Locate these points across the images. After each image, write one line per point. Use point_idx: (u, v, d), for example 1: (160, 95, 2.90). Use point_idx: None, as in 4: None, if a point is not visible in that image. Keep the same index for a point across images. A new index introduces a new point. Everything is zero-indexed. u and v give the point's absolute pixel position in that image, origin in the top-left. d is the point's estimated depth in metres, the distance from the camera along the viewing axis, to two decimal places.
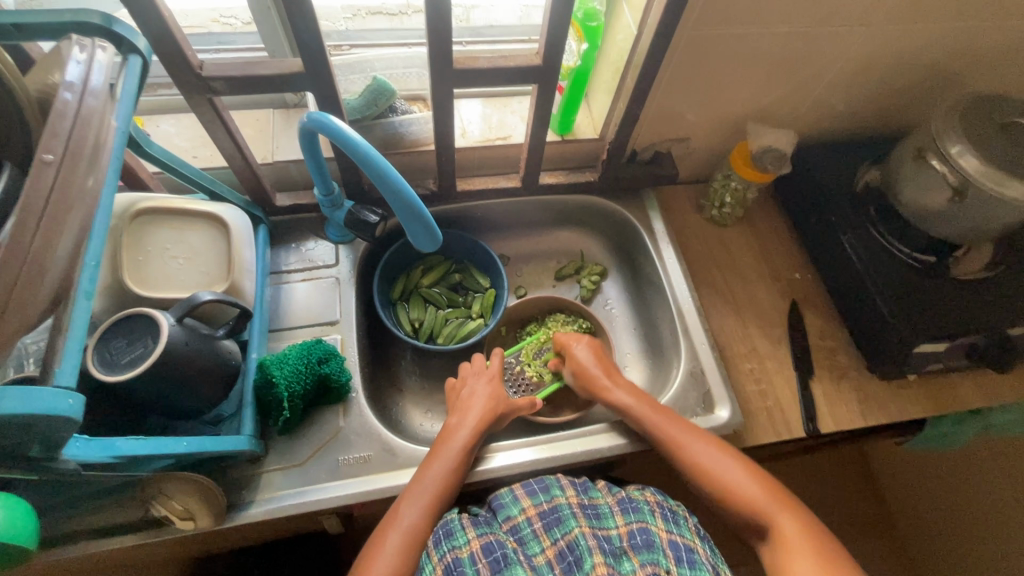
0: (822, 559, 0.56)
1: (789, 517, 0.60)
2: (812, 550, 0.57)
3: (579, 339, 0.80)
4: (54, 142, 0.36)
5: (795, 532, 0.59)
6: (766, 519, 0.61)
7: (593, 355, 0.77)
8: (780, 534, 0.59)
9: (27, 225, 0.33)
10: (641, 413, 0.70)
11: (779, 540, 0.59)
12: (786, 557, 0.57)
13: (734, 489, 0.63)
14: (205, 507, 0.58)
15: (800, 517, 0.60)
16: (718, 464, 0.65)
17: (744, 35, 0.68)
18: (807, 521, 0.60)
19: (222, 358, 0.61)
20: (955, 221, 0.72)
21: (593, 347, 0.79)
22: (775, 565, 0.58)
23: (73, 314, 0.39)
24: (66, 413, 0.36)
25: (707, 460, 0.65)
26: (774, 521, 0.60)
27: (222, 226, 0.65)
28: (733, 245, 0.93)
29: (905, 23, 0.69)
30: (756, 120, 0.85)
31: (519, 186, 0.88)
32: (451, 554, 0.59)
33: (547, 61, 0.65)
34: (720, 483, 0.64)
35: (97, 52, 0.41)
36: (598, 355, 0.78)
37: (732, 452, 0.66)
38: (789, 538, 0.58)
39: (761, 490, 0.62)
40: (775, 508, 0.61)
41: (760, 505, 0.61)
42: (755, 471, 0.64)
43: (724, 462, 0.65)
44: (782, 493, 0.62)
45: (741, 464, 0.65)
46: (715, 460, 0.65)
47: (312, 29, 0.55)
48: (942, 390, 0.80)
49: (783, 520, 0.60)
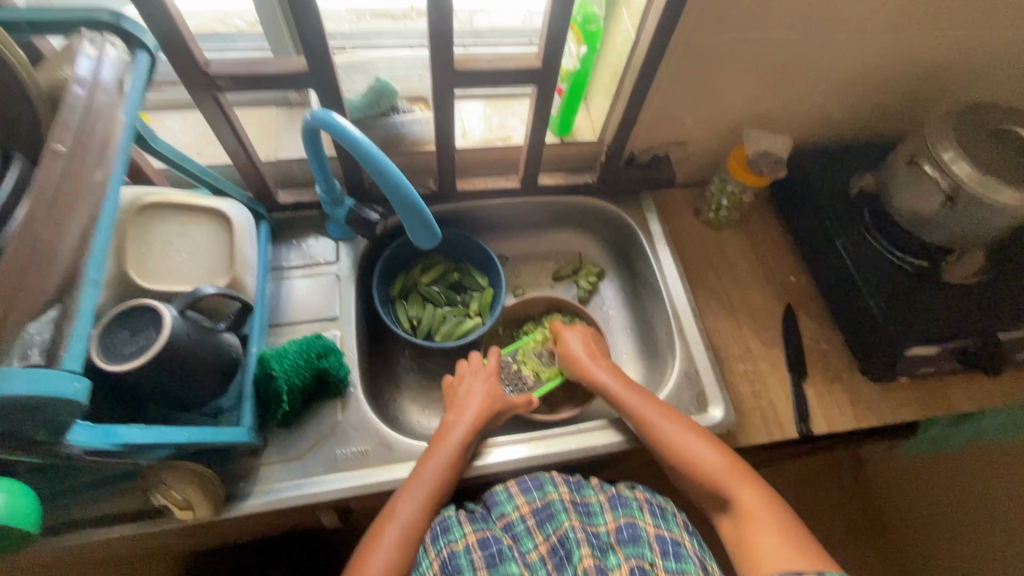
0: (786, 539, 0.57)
1: (754, 495, 0.61)
2: (776, 528, 0.58)
3: (572, 328, 0.81)
4: (65, 132, 0.37)
5: (761, 513, 0.60)
6: (730, 495, 0.62)
7: (584, 343, 0.79)
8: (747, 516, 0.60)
9: (38, 212, 0.34)
10: (618, 397, 0.71)
11: (745, 519, 0.60)
12: (749, 533, 0.59)
13: (702, 470, 0.63)
14: (203, 496, 0.59)
15: (766, 496, 0.61)
16: (688, 443, 0.65)
17: (740, 40, 0.69)
18: (772, 498, 0.61)
19: (222, 351, 0.62)
20: (946, 227, 0.73)
21: (586, 336, 0.80)
22: (738, 539, 0.60)
23: (80, 302, 0.40)
24: (72, 397, 0.37)
25: (677, 440, 0.65)
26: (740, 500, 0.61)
27: (225, 222, 0.66)
28: (730, 248, 0.94)
29: (899, 31, 0.70)
30: (752, 124, 0.86)
31: (518, 187, 0.89)
32: (447, 549, 0.60)
33: (546, 64, 0.66)
34: (689, 462, 0.64)
35: (108, 50, 0.44)
36: (589, 342, 0.79)
37: (703, 434, 0.66)
38: (753, 514, 0.60)
39: (728, 468, 0.63)
40: (742, 486, 0.62)
41: (725, 483, 0.62)
42: (724, 450, 0.65)
43: (692, 442, 0.65)
44: (749, 471, 0.63)
45: (711, 444, 0.65)
46: (684, 438, 0.65)
47: (316, 29, 0.56)
48: (934, 392, 0.81)
49: (746, 498, 0.61)
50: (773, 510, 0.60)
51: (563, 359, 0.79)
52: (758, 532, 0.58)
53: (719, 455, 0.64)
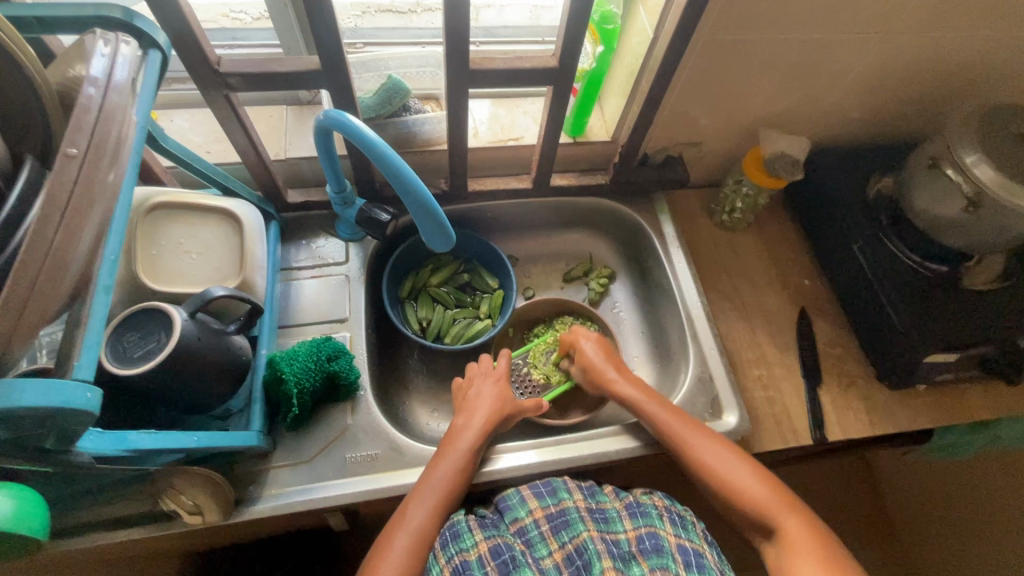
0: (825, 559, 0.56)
1: (793, 518, 0.60)
2: (817, 552, 0.57)
3: (589, 334, 0.80)
4: (78, 136, 0.36)
5: (799, 534, 0.59)
6: (769, 518, 0.61)
7: (601, 351, 0.78)
8: (785, 536, 0.59)
9: (50, 218, 0.33)
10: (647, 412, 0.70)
11: (783, 541, 0.59)
12: (790, 556, 0.58)
13: (738, 489, 0.63)
14: (213, 502, 0.59)
15: (807, 519, 0.60)
16: (725, 465, 0.64)
17: (760, 40, 0.68)
18: (816, 524, 0.60)
19: (232, 354, 0.61)
20: (968, 232, 0.72)
21: (600, 342, 0.79)
22: (779, 564, 0.59)
23: (92, 308, 0.39)
24: (84, 406, 0.36)
25: (712, 457, 0.65)
26: (778, 521, 0.60)
27: (234, 222, 0.65)
28: (743, 250, 0.93)
29: (922, 31, 0.69)
30: (769, 125, 0.85)
31: (529, 187, 0.88)
32: (459, 557, 0.59)
33: (562, 64, 0.65)
34: (728, 486, 0.63)
35: (121, 47, 0.42)
36: (606, 349, 0.78)
37: (738, 453, 0.66)
38: (794, 540, 0.58)
39: (768, 492, 0.62)
40: (781, 509, 0.61)
41: (761, 501, 0.62)
42: (760, 472, 0.64)
43: (728, 460, 0.65)
44: (787, 494, 0.62)
45: (749, 467, 0.64)
46: (717, 456, 0.65)
47: (330, 26, 0.55)
48: (951, 399, 0.79)
49: (787, 523, 0.60)
50: (811, 534, 0.59)
51: (580, 368, 0.78)
52: (798, 554, 0.57)
53: (761, 480, 0.63)
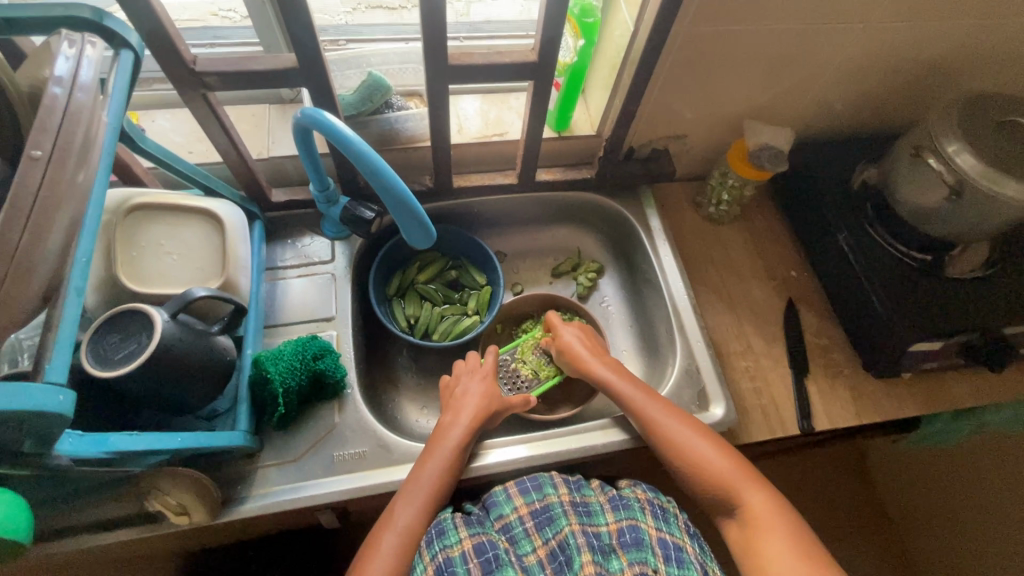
0: (791, 541, 0.57)
1: (761, 499, 0.61)
2: (783, 533, 0.58)
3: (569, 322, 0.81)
4: (43, 138, 0.36)
5: (766, 514, 0.59)
6: (738, 499, 0.61)
7: (582, 337, 0.78)
8: (751, 518, 0.60)
9: (16, 221, 0.33)
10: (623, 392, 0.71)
11: (750, 522, 0.60)
12: (757, 538, 0.59)
13: (711, 473, 0.63)
14: (200, 503, 0.59)
15: (775, 500, 0.61)
16: (690, 441, 0.65)
17: (740, 32, 0.68)
18: (780, 501, 0.61)
19: (216, 355, 0.61)
20: (949, 221, 0.72)
21: (584, 334, 0.79)
22: (744, 544, 0.60)
23: (63, 311, 0.39)
24: (56, 410, 0.36)
25: (685, 440, 0.65)
26: (745, 501, 0.61)
27: (216, 221, 0.65)
28: (730, 242, 0.93)
29: (902, 21, 0.69)
30: (753, 117, 0.84)
31: (515, 183, 0.88)
32: (442, 555, 0.58)
33: (542, 58, 0.65)
34: (695, 463, 0.64)
35: (87, 48, 0.41)
36: (587, 339, 0.78)
37: (711, 435, 0.66)
38: (760, 520, 0.59)
39: (734, 470, 0.63)
40: (749, 489, 0.61)
41: (731, 483, 0.62)
42: (732, 454, 0.65)
43: (700, 444, 0.65)
44: (757, 475, 0.63)
45: (718, 447, 0.65)
46: (690, 439, 0.65)
47: (306, 25, 0.55)
48: (936, 387, 0.80)
49: (752, 498, 0.61)
50: (780, 513, 0.60)
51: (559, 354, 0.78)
52: (765, 535, 0.58)
53: (730, 461, 0.64)
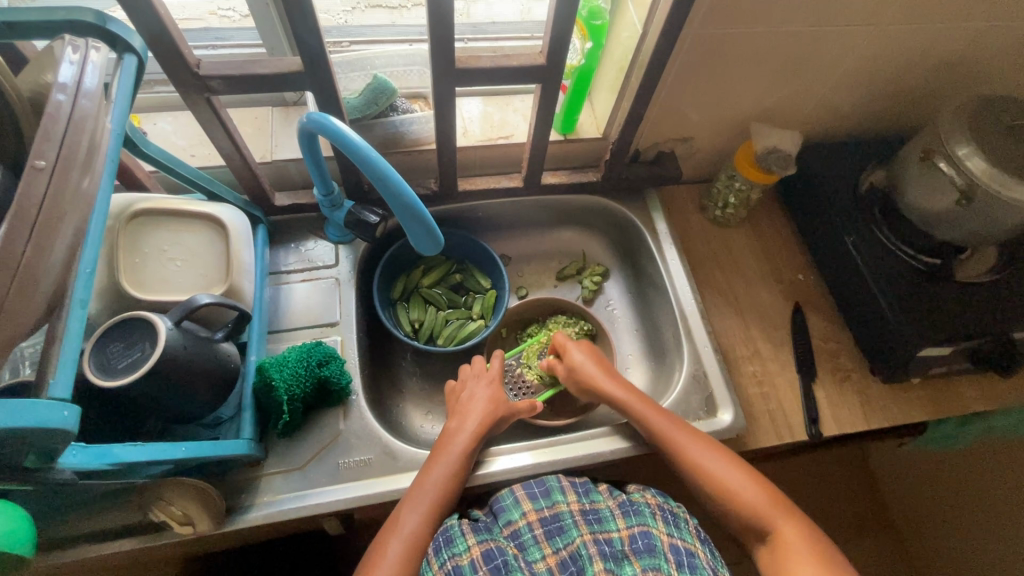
0: (822, 561, 0.57)
1: (786, 518, 0.61)
2: (812, 553, 0.58)
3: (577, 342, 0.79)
4: (47, 147, 0.35)
5: (793, 535, 0.59)
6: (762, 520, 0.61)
7: (593, 358, 0.77)
8: (780, 538, 0.60)
9: (19, 233, 0.32)
10: (647, 415, 0.69)
11: (778, 543, 0.60)
12: (786, 558, 0.58)
13: (731, 491, 0.63)
14: (205, 512, 0.58)
15: (799, 520, 0.61)
16: (719, 467, 0.64)
17: (750, 34, 0.67)
18: (802, 521, 0.61)
19: (220, 362, 0.60)
20: (960, 225, 0.71)
21: (589, 350, 0.78)
22: (773, 565, 0.59)
23: (67, 323, 0.38)
24: (61, 425, 0.35)
25: (704, 458, 0.65)
26: (772, 523, 0.61)
27: (220, 227, 0.64)
28: (736, 245, 0.92)
29: (913, 23, 0.68)
30: (760, 119, 0.84)
31: (520, 186, 0.87)
32: (451, 562, 0.58)
33: (550, 61, 0.64)
34: (724, 488, 0.63)
35: (91, 53, 0.40)
36: (595, 355, 0.78)
37: (729, 455, 0.66)
38: (789, 541, 0.59)
39: (757, 490, 0.63)
40: (773, 510, 0.61)
41: (753, 503, 0.62)
42: (752, 473, 0.65)
43: (721, 463, 0.65)
44: (778, 496, 0.63)
45: (738, 466, 0.65)
46: (710, 459, 0.65)
47: (312, 27, 0.54)
48: (944, 392, 0.79)
49: (777, 519, 0.61)
50: (806, 534, 0.60)
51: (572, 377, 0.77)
52: (794, 555, 0.58)
53: (751, 479, 0.64)
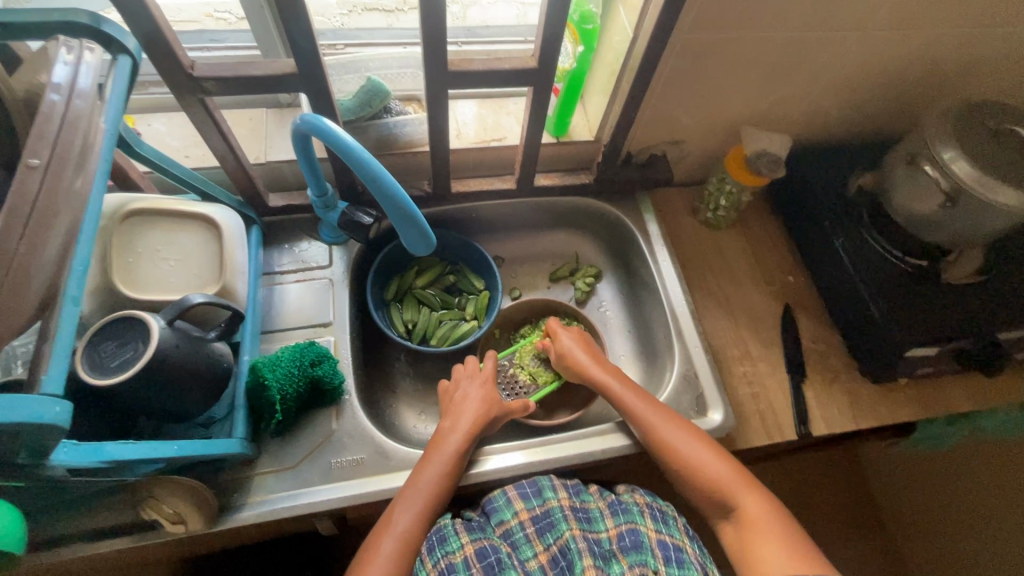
0: (785, 544, 0.57)
1: (755, 500, 0.61)
2: (776, 534, 0.58)
3: (568, 327, 0.80)
4: (41, 145, 0.36)
5: (760, 517, 0.60)
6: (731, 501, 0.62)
7: (581, 344, 0.78)
8: (746, 518, 0.60)
9: (13, 230, 0.33)
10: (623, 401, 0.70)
11: (746, 524, 0.60)
12: (752, 540, 0.59)
13: (704, 471, 0.63)
14: (196, 510, 0.58)
15: (768, 502, 0.61)
16: (693, 451, 0.65)
17: (737, 39, 0.68)
18: (771, 503, 0.61)
19: (213, 361, 0.60)
20: (946, 228, 0.72)
21: (579, 336, 0.79)
22: (739, 545, 0.60)
23: (59, 320, 0.38)
24: (53, 421, 0.35)
25: (679, 441, 0.65)
26: (740, 504, 0.61)
27: (214, 228, 0.65)
28: (727, 247, 0.93)
29: (898, 30, 0.70)
30: (750, 123, 0.85)
31: (513, 188, 0.88)
32: (444, 561, 0.60)
33: (542, 64, 0.64)
34: (694, 468, 0.64)
35: (85, 54, 0.41)
36: (586, 342, 0.78)
37: (707, 439, 0.66)
38: (754, 522, 0.60)
39: (730, 473, 0.63)
40: (743, 492, 0.62)
41: (724, 484, 0.62)
42: (727, 457, 0.65)
43: (696, 447, 0.65)
44: (751, 478, 0.63)
45: (713, 450, 0.65)
46: (685, 441, 0.65)
47: (306, 32, 0.54)
48: (931, 392, 0.80)
49: (747, 503, 0.61)
50: (775, 517, 0.60)
51: (558, 359, 0.78)
52: (759, 537, 0.58)
53: (724, 461, 0.64)
